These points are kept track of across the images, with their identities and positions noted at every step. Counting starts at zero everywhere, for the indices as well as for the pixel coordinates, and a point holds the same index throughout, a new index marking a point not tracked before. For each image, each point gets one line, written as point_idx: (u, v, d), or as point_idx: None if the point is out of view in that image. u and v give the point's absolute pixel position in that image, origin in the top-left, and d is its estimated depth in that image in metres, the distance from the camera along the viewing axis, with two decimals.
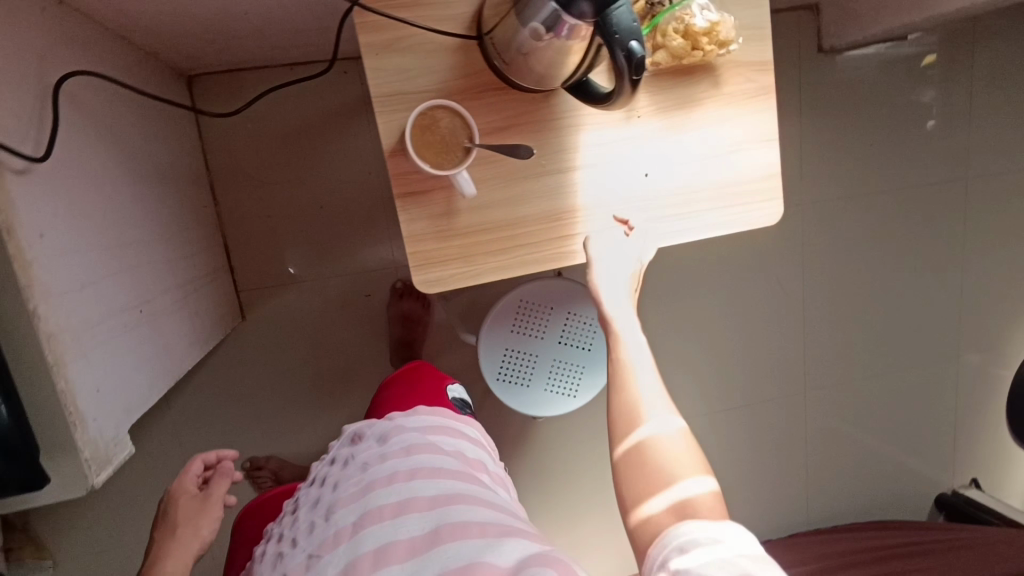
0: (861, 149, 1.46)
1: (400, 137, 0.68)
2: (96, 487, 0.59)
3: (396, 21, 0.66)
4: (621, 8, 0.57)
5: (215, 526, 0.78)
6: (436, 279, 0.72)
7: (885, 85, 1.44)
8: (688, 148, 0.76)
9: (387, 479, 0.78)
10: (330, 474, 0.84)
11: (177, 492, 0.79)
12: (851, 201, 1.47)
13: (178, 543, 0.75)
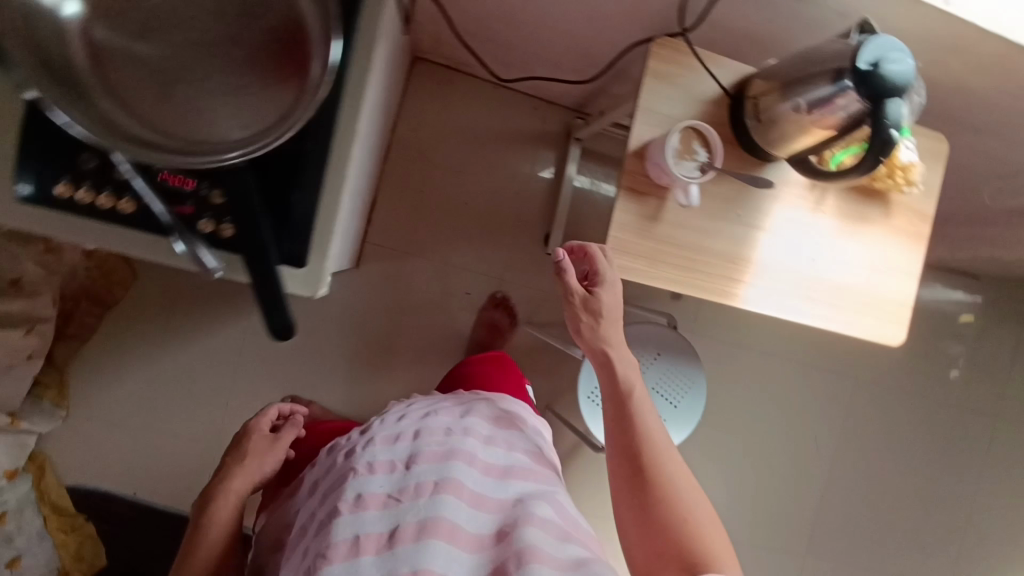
0: (927, 359, 1.57)
1: (647, 145, 0.80)
2: (316, 297, 0.64)
3: (687, 60, 0.81)
4: (896, 102, 0.66)
5: (276, 467, 0.89)
6: (623, 267, 0.81)
7: (964, 313, 1.58)
8: (848, 253, 0.90)
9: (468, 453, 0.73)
10: (407, 417, 0.79)
11: (253, 427, 0.92)
12: (907, 402, 1.56)
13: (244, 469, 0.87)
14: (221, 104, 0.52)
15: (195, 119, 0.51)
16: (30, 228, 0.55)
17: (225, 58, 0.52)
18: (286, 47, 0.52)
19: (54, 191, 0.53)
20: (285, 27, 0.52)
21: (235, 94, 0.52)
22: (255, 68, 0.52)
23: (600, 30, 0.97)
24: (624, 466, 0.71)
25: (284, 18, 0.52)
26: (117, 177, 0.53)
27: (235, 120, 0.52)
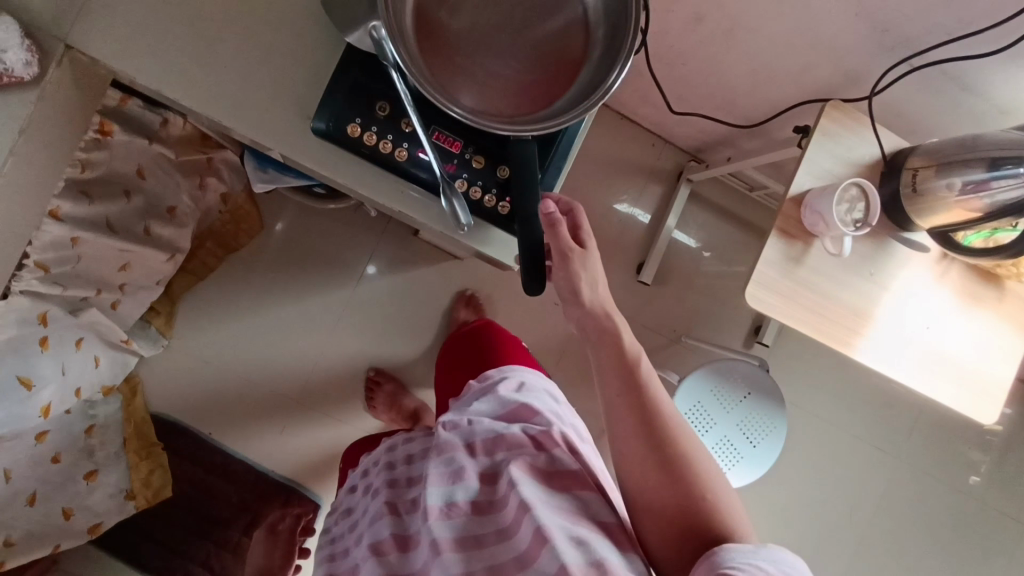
0: (993, 464, 1.54)
1: (803, 194, 0.89)
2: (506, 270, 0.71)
3: (853, 126, 0.90)
4: None
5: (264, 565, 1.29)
6: (764, 300, 0.87)
7: None
8: (960, 327, 0.95)
9: (460, 471, 0.64)
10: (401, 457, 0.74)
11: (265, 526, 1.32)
12: (963, 502, 1.53)
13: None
14: (504, 84, 0.57)
15: (479, 89, 0.56)
16: (308, 154, 0.61)
17: (520, 47, 0.57)
18: (574, 53, 0.57)
19: (345, 127, 0.58)
20: (577, 36, 0.57)
21: (517, 78, 0.57)
22: (542, 62, 0.57)
23: (762, 82, 1.06)
24: (641, 456, 0.59)
25: (579, 28, 0.57)
26: (403, 128, 0.59)
27: (511, 101, 0.57)
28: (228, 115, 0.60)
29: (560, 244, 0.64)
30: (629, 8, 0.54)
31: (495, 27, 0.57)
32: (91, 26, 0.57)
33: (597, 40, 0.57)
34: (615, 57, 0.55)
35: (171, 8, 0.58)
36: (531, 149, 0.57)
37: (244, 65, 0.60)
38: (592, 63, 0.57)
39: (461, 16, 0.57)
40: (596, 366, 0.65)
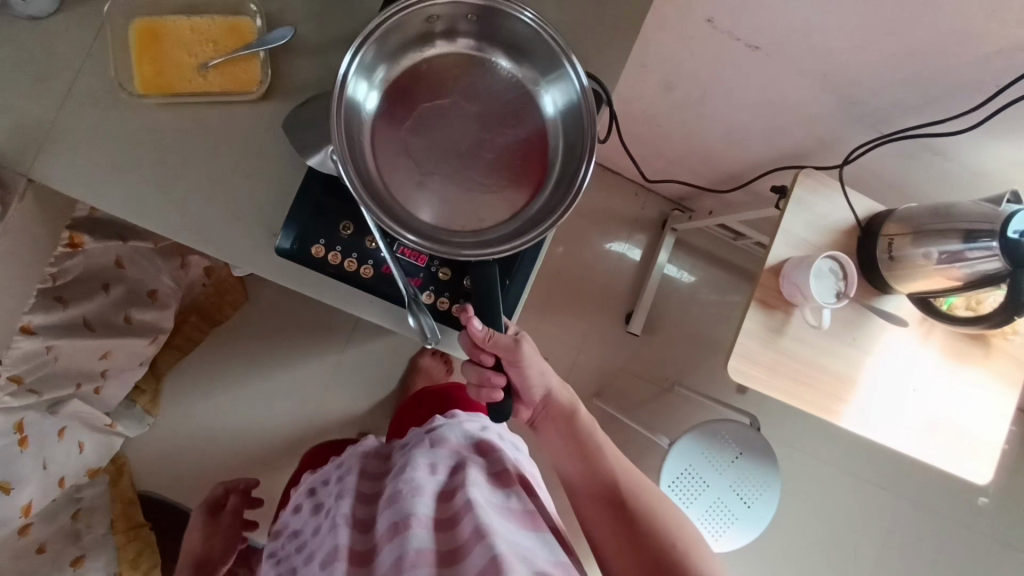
0: None
1: (781, 263, 0.89)
2: None
3: (828, 192, 0.90)
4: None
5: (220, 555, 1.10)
6: (745, 373, 0.87)
7: None
8: (947, 386, 0.94)
9: (421, 487, 0.63)
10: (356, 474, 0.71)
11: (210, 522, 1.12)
12: None
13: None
14: (467, 198, 0.56)
15: (442, 207, 0.55)
16: (273, 272, 0.60)
17: (479, 160, 0.56)
18: (535, 162, 0.57)
19: (310, 249, 0.58)
20: (536, 145, 0.57)
21: (479, 192, 0.56)
22: (503, 172, 0.57)
23: (737, 143, 1.06)
24: (606, 513, 0.63)
25: (537, 137, 0.58)
26: (367, 246, 0.59)
27: (475, 215, 0.56)
28: (192, 240, 0.59)
29: (508, 345, 0.59)
30: (587, 115, 0.55)
31: (450, 145, 0.56)
32: (51, 161, 0.57)
33: (555, 149, 0.58)
34: (578, 163, 0.55)
35: (128, 137, 0.58)
36: (494, 267, 0.56)
37: (206, 189, 0.59)
38: (554, 170, 0.57)
39: (415, 138, 0.56)
40: (556, 444, 0.69)
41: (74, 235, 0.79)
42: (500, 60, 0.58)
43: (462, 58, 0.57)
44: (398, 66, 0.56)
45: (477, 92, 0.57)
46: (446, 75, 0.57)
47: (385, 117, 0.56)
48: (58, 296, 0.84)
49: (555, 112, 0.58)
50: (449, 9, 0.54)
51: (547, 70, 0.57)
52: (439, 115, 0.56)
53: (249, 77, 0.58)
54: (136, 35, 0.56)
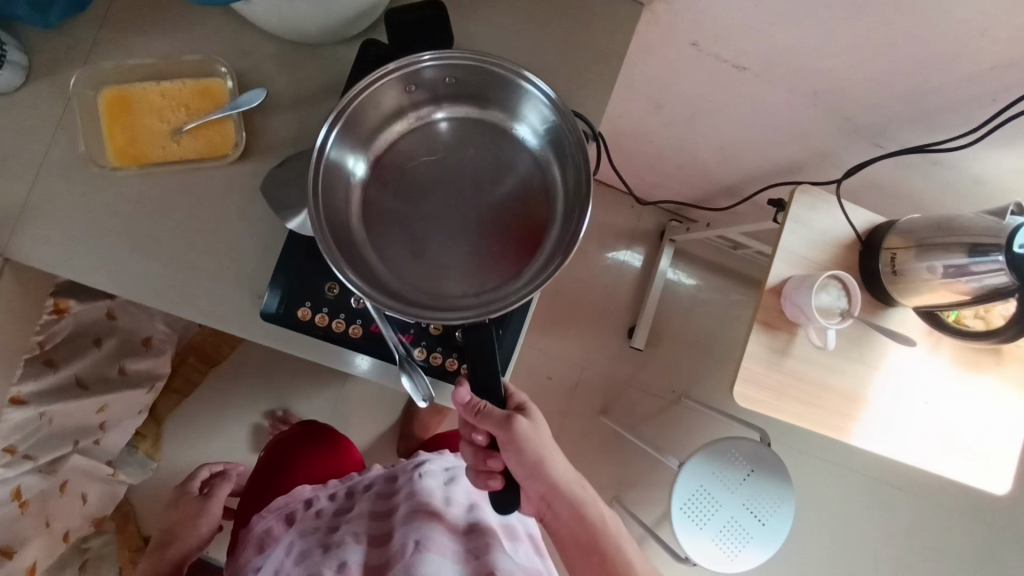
0: None
1: (783, 282, 0.87)
2: None
3: (827, 206, 0.88)
4: None
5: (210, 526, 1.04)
6: (751, 397, 0.85)
7: None
8: (961, 396, 0.91)
9: (439, 540, 0.69)
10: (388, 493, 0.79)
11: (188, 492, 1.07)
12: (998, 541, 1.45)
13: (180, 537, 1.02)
14: (464, 261, 0.53)
15: (439, 276, 0.53)
16: (259, 334, 0.59)
17: (475, 222, 0.54)
18: (535, 216, 0.54)
19: (296, 311, 0.56)
20: (534, 197, 0.55)
21: (477, 254, 0.54)
22: (500, 230, 0.54)
23: (731, 157, 1.04)
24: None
25: (535, 190, 0.55)
26: (353, 304, 0.57)
27: (473, 278, 0.53)
28: (173, 308, 0.57)
29: (498, 421, 0.57)
30: (581, 159, 0.51)
31: (444, 210, 0.54)
32: (28, 237, 0.55)
33: (555, 198, 0.54)
34: (577, 213, 0.52)
35: (103, 207, 0.56)
36: (488, 329, 0.54)
37: (185, 254, 0.57)
38: (556, 222, 0.54)
39: (408, 205, 0.55)
40: (566, 542, 0.64)
41: (59, 301, 0.81)
42: (491, 114, 0.56)
43: (452, 120, 0.56)
44: (388, 135, 0.56)
45: (470, 151, 0.55)
46: (438, 139, 0.56)
47: (377, 186, 0.55)
48: (48, 359, 0.83)
49: (551, 159, 0.55)
50: (426, 73, 0.52)
51: (537, 116, 0.54)
52: (432, 180, 0.55)
53: (224, 141, 0.57)
54: (106, 104, 0.55)
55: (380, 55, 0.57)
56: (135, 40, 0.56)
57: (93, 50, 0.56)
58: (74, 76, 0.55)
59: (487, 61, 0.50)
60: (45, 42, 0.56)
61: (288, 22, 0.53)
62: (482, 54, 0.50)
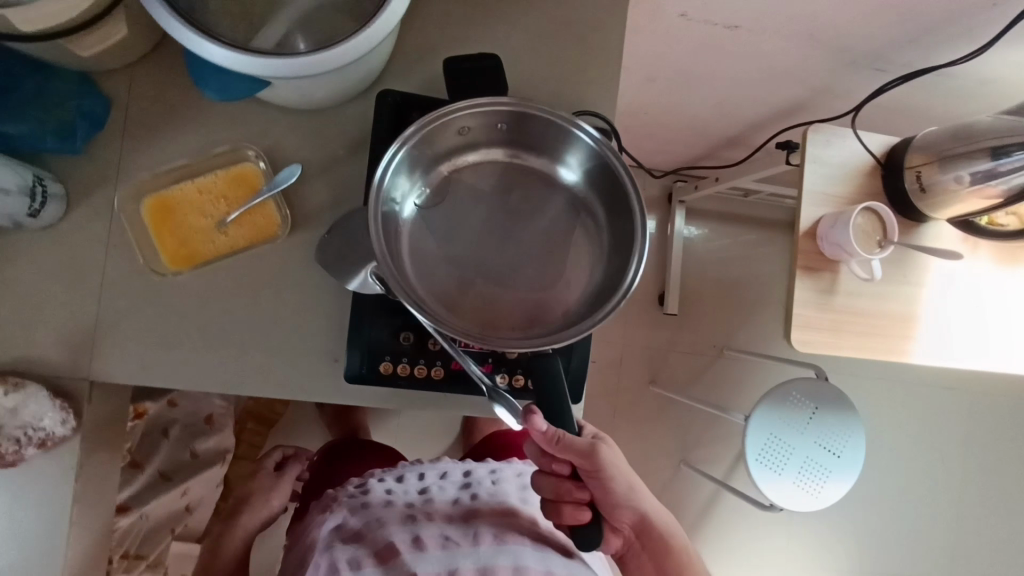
0: None
1: (815, 223, 0.88)
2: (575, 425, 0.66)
3: (841, 140, 0.88)
4: None
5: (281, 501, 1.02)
6: (811, 342, 0.87)
7: None
8: (1006, 293, 0.92)
9: (520, 535, 0.65)
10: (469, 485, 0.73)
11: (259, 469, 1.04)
12: None
13: (249, 508, 0.99)
14: (518, 295, 0.55)
15: (492, 314, 0.54)
16: (344, 396, 0.60)
17: (525, 258, 0.56)
18: (580, 258, 0.56)
19: (377, 367, 0.58)
20: (579, 236, 0.57)
21: (529, 293, 0.55)
22: (548, 269, 0.56)
23: (730, 112, 1.04)
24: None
25: (578, 229, 0.57)
26: (431, 347, 0.58)
27: (523, 317, 0.54)
28: (259, 391, 0.59)
29: (581, 451, 0.58)
30: (630, 199, 0.54)
31: (494, 250, 0.56)
32: (107, 359, 0.57)
33: (600, 237, 0.57)
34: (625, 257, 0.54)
35: (170, 313, 0.57)
36: (553, 365, 0.56)
37: (257, 337, 0.59)
38: (605, 257, 0.56)
39: (456, 247, 0.56)
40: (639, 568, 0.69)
41: (136, 406, 0.87)
42: (529, 159, 0.58)
43: (492, 165, 0.58)
44: (431, 180, 0.57)
45: (511, 195, 0.58)
46: (480, 184, 0.58)
47: (423, 229, 0.56)
48: (134, 462, 0.89)
49: (592, 201, 0.58)
50: (474, 119, 0.54)
51: (580, 161, 0.56)
52: (478, 223, 0.57)
53: (269, 222, 0.58)
54: (149, 213, 0.56)
55: (396, 102, 0.58)
56: (160, 146, 0.57)
57: (122, 166, 0.57)
58: (113, 195, 0.56)
59: (538, 109, 0.52)
60: (74, 168, 0.56)
61: (309, 91, 0.54)
62: (537, 102, 0.51)
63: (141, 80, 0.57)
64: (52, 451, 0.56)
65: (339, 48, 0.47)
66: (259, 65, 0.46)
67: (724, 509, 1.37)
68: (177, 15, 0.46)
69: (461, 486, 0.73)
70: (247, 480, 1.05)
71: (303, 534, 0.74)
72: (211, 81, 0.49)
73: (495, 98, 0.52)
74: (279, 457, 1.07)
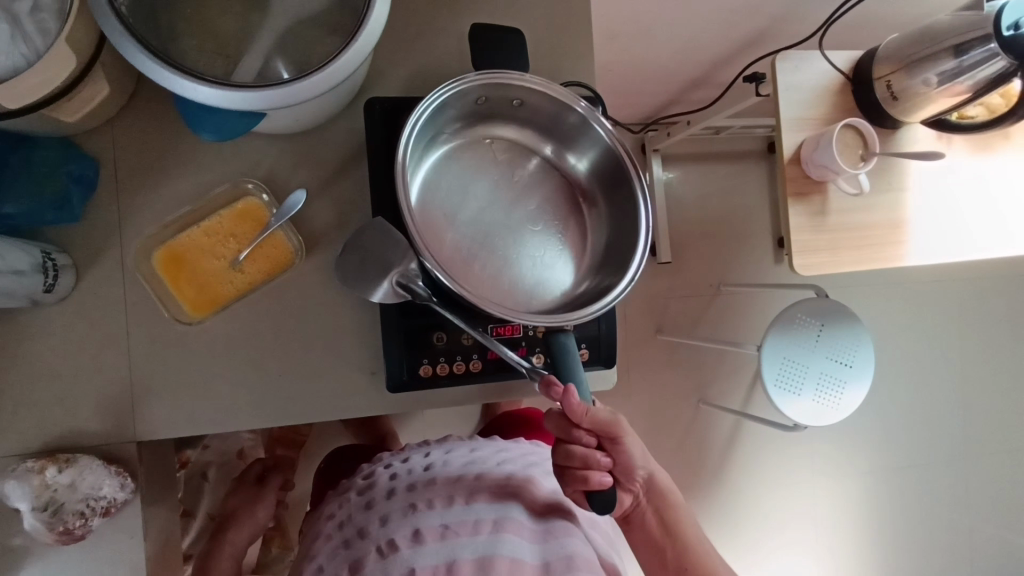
0: None
1: (798, 148, 0.90)
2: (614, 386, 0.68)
3: (809, 62, 0.89)
4: None
5: (269, 510, 0.82)
6: (812, 265, 0.90)
7: None
8: (984, 180, 0.96)
9: (520, 520, 0.60)
10: (466, 464, 0.66)
11: (238, 486, 0.85)
12: None
13: (236, 523, 0.79)
14: (525, 265, 0.57)
15: (501, 280, 0.56)
16: (389, 406, 0.61)
17: (531, 231, 0.59)
18: (574, 239, 0.61)
19: (418, 371, 0.59)
20: (577, 220, 0.61)
21: (533, 264, 0.58)
22: (550, 243, 0.59)
23: (693, 55, 1.04)
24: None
25: (577, 213, 0.62)
26: (466, 343, 0.59)
27: (526, 286, 0.57)
28: (306, 417, 0.60)
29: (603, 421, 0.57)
30: (629, 193, 0.59)
31: (503, 221, 0.58)
32: (151, 417, 0.56)
33: (597, 225, 0.62)
34: (622, 245, 0.58)
35: (203, 359, 0.57)
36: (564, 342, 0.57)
37: (294, 367, 0.59)
38: (597, 243, 0.61)
39: (464, 214, 0.57)
40: (649, 540, 0.65)
41: (181, 454, 0.85)
42: (532, 141, 0.62)
43: (499, 141, 0.61)
44: (440, 149, 0.58)
45: (512, 173, 0.60)
46: (487, 159, 0.60)
47: (431, 196, 0.57)
48: (185, 510, 0.90)
49: (591, 192, 0.62)
50: (496, 94, 0.56)
51: (584, 150, 0.61)
52: (485, 195, 0.59)
53: (282, 252, 0.58)
54: (161, 265, 0.55)
55: (383, 109, 0.58)
56: (157, 197, 0.56)
57: (123, 224, 0.56)
58: (121, 255, 0.56)
59: (560, 94, 0.55)
60: (76, 236, 0.55)
61: (297, 114, 0.54)
62: (555, 87, 0.54)
63: (123, 134, 0.56)
64: (117, 518, 0.56)
65: (332, 66, 0.47)
66: (253, 99, 0.46)
67: (747, 438, 1.41)
68: (161, 62, 0.45)
69: (464, 463, 0.66)
70: (228, 496, 0.85)
71: (311, 525, 0.71)
72: (206, 122, 0.48)
73: (523, 75, 0.54)
74: (260, 470, 0.87)
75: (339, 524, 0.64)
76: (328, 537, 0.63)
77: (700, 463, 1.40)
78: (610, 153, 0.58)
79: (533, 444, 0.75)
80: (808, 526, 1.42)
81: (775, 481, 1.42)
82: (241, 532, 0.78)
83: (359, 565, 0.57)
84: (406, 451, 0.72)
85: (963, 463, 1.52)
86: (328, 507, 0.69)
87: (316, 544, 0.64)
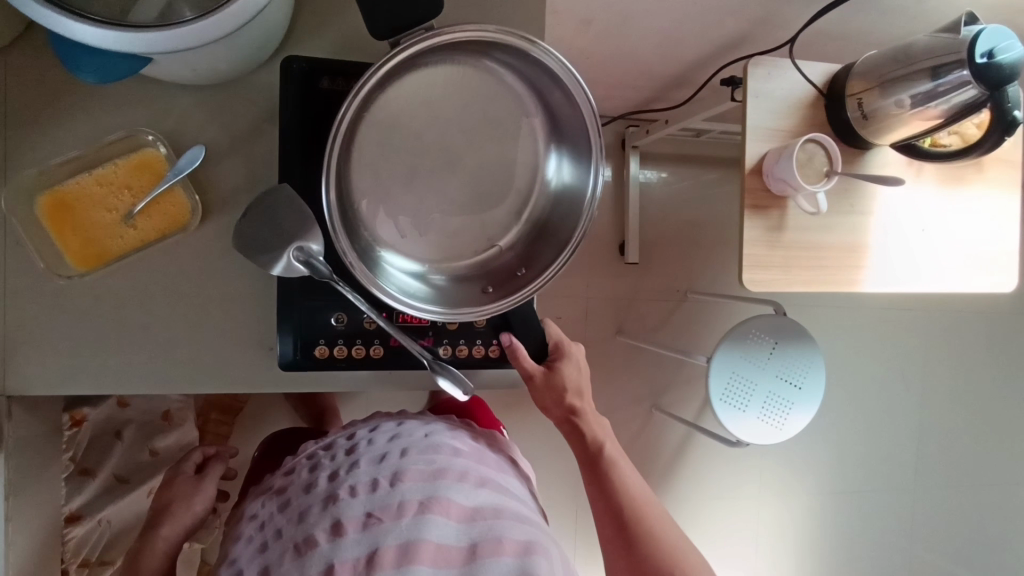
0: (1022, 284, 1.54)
1: (761, 159, 0.86)
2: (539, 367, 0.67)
3: (781, 71, 0.85)
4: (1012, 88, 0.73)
5: (209, 501, 0.70)
6: (762, 280, 0.86)
7: None
8: (952, 212, 0.93)
9: (449, 499, 0.54)
10: (396, 438, 0.60)
11: (172, 474, 0.71)
12: (1008, 329, 1.54)
13: (166, 518, 0.66)
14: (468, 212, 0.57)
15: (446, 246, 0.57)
16: (283, 383, 0.58)
17: (481, 168, 0.56)
18: (524, 167, 0.57)
19: (313, 351, 0.56)
20: (524, 142, 0.56)
21: (479, 215, 0.57)
22: (494, 184, 0.57)
23: (673, 51, 0.99)
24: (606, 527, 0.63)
25: (523, 134, 0.56)
26: (367, 327, 0.57)
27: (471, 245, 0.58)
28: (191, 388, 0.56)
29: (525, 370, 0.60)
30: (580, 125, 0.52)
31: (452, 166, 0.55)
32: (20, 373, 0.53)
33: (544, 140, 0.56)
34: (577, 182, 0.54)
35: (81, 317, 0.54)
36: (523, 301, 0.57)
37: (185, 334, 0.56)
38: (545, 162, 0.57)
39: (413, 169, 0.55)
40: (583, 461, 0.65)
41: (73, 413, 0.77)
42: (461, 59, 0.52)
43: (430, 72, 0.52)
44: (378, 109, 0.52)
45: (451, 103, 0.53)
46: (418, 97, 0.53)
47: (384, 155, 0.54)
48: (83, 468, 0.81)
49: (531, 104, 0.55)
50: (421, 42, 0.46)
51: (523, 65, 0.51)
52: (425, 138, 0.54)
53: (179, 210, 0.54)
54: (44, 212, 0.52)
55: (302, 71, 0.54)
56: (47, 139, 0.53)
57: (6, 166, 0.52)
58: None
59: (490, 30, 0.45)
60: None
61: (200, 64, 0.50)
62: (478, 28, 0.45)
63: (12, 69, 0.52)
64: None
65: (223, 12, 0.43)
66: (129, 42, 0.42)
67: (695, 448, 1.39)
68: None
69: (389, 439, 0.59)
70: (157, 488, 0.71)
71: (234, 523, 0.64)
72: (86, 64, 0.45)
73: (452, 30, 0.44)
74: (199, 459, 0.73)
75: (259, 523, 0.57)
76: (246, 538, 0.56)
77: (644, 470, 1.37)
78: (546, 73, 0.50)
79: (465, 423, 0.69)
80: (744, 538, 1.40)
81: (717, 491, 1.40)
82: (171, 526, 0.66)
83: (273, 566, 0.51)
84: (332, 434, 0.66)
85: (909, 493, 1.51)
86: (251, 504, 0.63)
87: (235, 548, 0.57)
